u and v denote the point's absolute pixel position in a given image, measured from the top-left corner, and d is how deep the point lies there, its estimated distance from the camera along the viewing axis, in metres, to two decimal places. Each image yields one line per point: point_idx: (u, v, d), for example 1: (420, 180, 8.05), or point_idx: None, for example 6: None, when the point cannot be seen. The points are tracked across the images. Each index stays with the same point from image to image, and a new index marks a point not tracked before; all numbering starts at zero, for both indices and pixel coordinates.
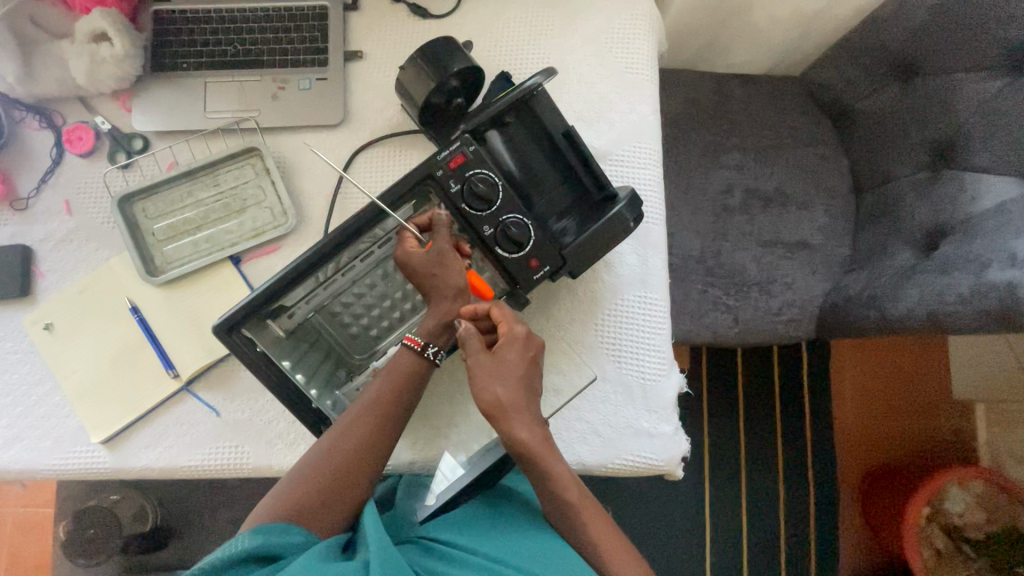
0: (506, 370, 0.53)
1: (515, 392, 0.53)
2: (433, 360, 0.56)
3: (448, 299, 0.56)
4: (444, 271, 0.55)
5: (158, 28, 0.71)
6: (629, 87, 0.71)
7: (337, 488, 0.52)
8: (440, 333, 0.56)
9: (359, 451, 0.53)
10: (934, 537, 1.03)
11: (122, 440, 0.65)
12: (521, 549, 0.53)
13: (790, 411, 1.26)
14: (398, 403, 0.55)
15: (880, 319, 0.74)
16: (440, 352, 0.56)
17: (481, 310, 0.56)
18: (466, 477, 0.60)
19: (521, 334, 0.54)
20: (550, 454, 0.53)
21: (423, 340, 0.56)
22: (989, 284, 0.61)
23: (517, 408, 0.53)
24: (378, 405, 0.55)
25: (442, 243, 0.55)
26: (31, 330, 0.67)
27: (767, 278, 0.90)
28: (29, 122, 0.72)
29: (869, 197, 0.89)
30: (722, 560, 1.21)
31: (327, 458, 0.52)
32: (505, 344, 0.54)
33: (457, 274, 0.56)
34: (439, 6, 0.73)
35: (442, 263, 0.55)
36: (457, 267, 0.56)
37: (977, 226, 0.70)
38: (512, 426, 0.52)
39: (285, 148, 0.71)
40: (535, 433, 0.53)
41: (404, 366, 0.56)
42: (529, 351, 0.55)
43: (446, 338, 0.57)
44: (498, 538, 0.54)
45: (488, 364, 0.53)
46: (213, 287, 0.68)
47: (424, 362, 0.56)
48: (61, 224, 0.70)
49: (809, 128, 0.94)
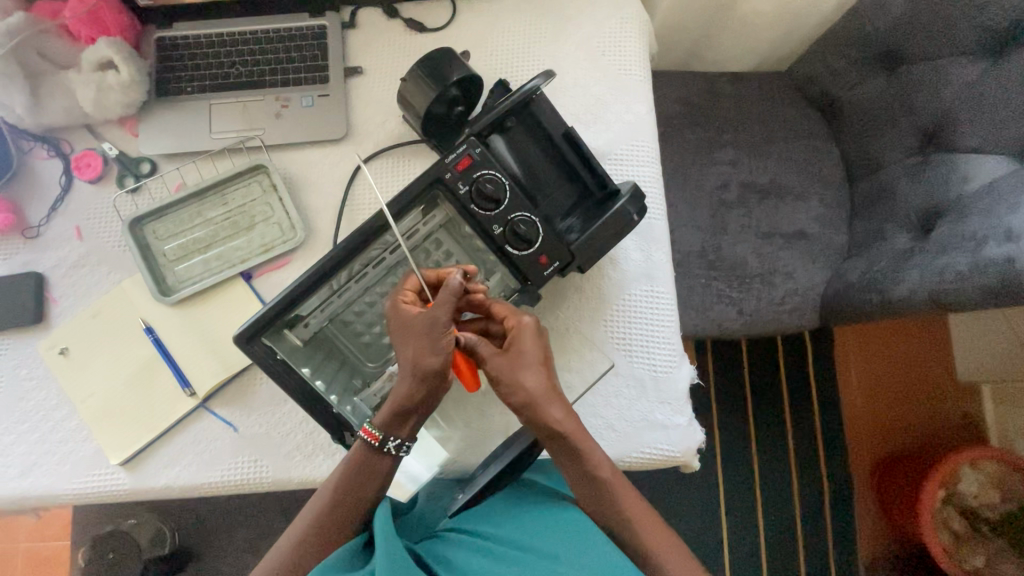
0: (525, 361, 0.53)
1: (540, 381, 0.53)
2: (395, 453, 0.54)
3: (418, 388, 0.51)
4: (419, 347, 0.51)
5: (163, 55, 0.73)
6: (623, 88, 0.73)
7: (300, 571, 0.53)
8: (398, 424, 0.53)
9: (325, 543, 0.53)
10: (950, 520, 1.04)
11: (141, 461, 0.66)
12: (547, 535, 0.52)
13: (798, 402, 1.26)
14: (360, 497, 0.54)
15: (882, 302, 0.75)
16: (401, 445, 0.54)
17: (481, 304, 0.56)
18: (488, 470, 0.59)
19: (529, 325, 0.54)
20: (582, 438, 0.54)
21: (381, 434, 0.53)
22: (986, 261, 0.62)
23: (544, 395, 0.53)
24: (344, 493, 0.54)
25: (441, 314, 0.50)
26: (47, 357, 0.67)
27: (768, 269, 0.91)
28: (37, 151, 0.73)
29: (863, 184, 0.91)
30: (742, 557, 1.21)
31: (297, 549, 0.53)
32: (518, 338, 0.54)
33: (434, 356, 0.51)
34: (434, 21, 0.76)
35: (433, 334, 0.51)
36: (433, 345, 0.51)
37: (969, 205, 0.71)
38: (544, 410, 0.52)
39: (290, 164, 0.73)
40: (568, 415, 0.53)
41: (362, 458, 0.54)
42: (542, 341, 0.55)
43: (405, 429, 0.54)
44: (522, 525, 0.54)
45: (507, 367, 0.52)
46: (226, 303, 0.69)
47: (387, 455, 0.54)
48: (72, 249, 0.71)
49: (799, 120, 0.96)
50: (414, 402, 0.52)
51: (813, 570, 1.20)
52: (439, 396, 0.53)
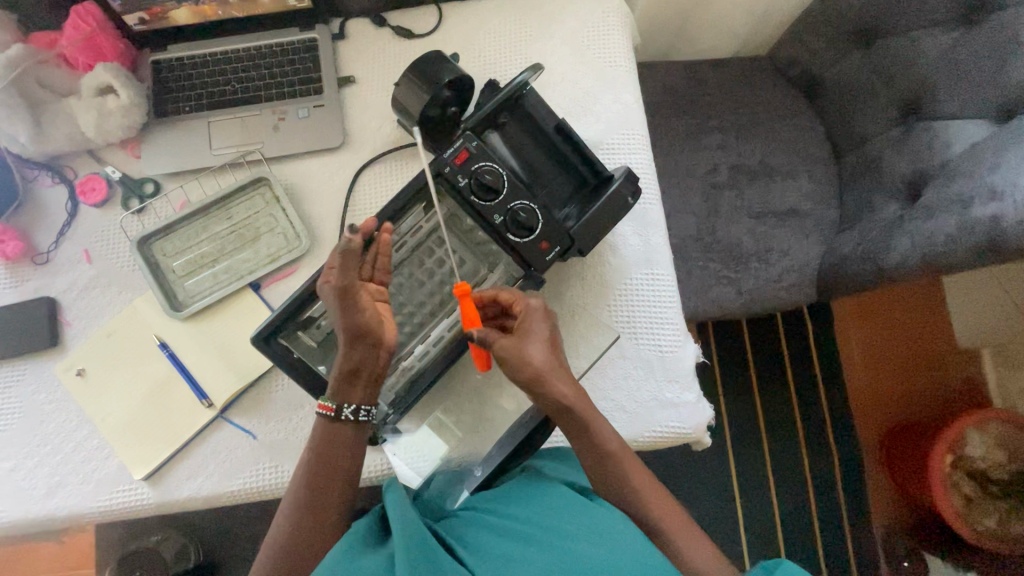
0: (532, 340, 0.55)
1: (546, 355, 0.55)
2: (355, 419, 0.55)
3: (356, 349, 0.54)
4: (336, 314, 0.53)
5: (159, 77, 0.75)
6: (610, 79, 0.75)
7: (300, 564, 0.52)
8: (350, 391, 0.55)
9: (317, 523, 0.53)
10: (961, 483, 1.05)
11: (162, 475, 0.66)
12: (571, 513, 0.51)
13: (803, 379, 1.28)
14: (339, 470, 0.55)
15: (876, 271, 0.77)
16: (357, 409, 0.55)
17: (488, 297, 0.59)
18: (502, 449, 0.61)
19: (537, 306, 0.57)
20: (592, 414, 0.55)
21: (336, 404, 0.55)
22: (972, 221, 0.64)
23: (551, 369, 0.54)
24: (324, 460, 0.54)
25: (342, 279, 0.53)
26: (64, 379, 0.69)
27: (764, 247, 0.93)
28: (41, 179, 0.75)
29: (850, 158, 0.93)
30: (759, 536, 1.22)
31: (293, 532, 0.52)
32: (525, 319, 0.56)
33: (348, 315, 0.53)
34: (421, 27, 0.78)
35: (344, 300, 0.53)
36: (343, 308, 0.53)
37: (953, 169, 0.73)
38: (555, 387, 0.54)
39: (291, 175, 0.74)
40: (576, 391, 0.55)
41: (323, 429, 0.55)
42: (547, 321, 0.57)
43: (358, 394, 0.55)
44: (545, 504, 0.52)
45: (514, 343, 0.54)
46: (237, 314, 0.71)
47: (347, 423, 0.55)
48: (82, 272, 0.72)
49: (783, 100, 0.98)
50: (358, 363, 0.54)
51: (829, 543, 1.22)
52: (382, 355, 0.55)
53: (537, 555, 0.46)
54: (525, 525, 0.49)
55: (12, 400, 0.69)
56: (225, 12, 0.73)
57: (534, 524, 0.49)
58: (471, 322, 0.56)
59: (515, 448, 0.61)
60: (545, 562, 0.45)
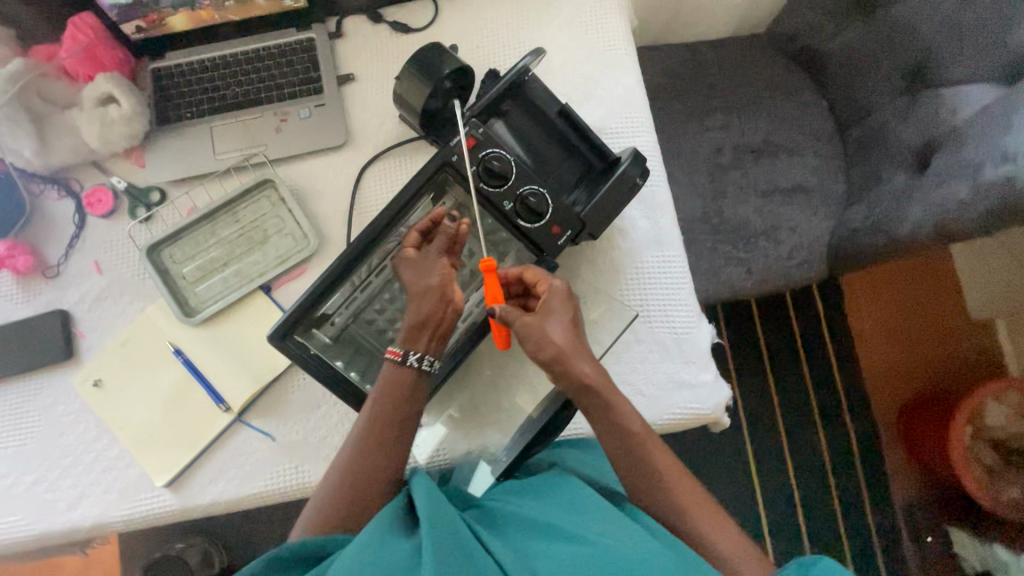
0: (555, 319, 0.55)
1: (567, 335, 0.55)
2: (419, 367, 0.55)
3: (428, 300, 0.56)
4: (415, 275, 0.57)
5: (159, 85, 0.75)
6: (610, 62, 0.74)
7: (358, 503, 0.53)
8: (416, 338, 0.56)
9: (376, 470, 0.53)
10: (981, 454, 1.05)
11: (183, 481, 0.66)
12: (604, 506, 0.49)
13: (816, 357, 1.27)
14: (399, 416, 0.55)
15: (889, 242, 0.77)
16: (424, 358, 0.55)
17: (513, 275, 0.60)
18: (525, 435, 0.62)
19: (560, 287, 0.57)
20: (613, 394, 0.55)
21: (403, 349, 0.55)
22: (986, 184, 0.63)
23: (573, 349, 0.54)
24: (387, 409, 0.55)
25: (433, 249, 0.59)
26: (81, 390, 0.69)
27: (772, 226, 0.92)
28: (48, 193, 0.75)
29: (855, 131, 0.92)
30: (780, 518, 1.21)
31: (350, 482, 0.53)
32: (546, 299, 0.57)
33: (434, 274, 0.57)
34: (417, 21, 0.78)
35: (430, 266, 0.58)
36: (424, 270, 0.57)
37: (962, 135, 0.72)
38: (575, 365, 0.53)
39: (295, 175, 0.74)
40: (597, 370, 0.54)
41: (388, 378, 0.55)
42: (570, 302, 0.57)
43: (424, 343, 0.56)
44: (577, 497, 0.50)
45: (536, 321, 0.54)
46: (249, 317, 0.71)
47: (410, 370, 0.55)
48: (93, 283, 0.72)
49: (784, 77, 0.98)
50: (426, 314, 0.56)
51: (851, 521, 1.21)
52: (449, 312, 0.57)
53: (567, 551, 0.44)
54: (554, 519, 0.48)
55: (30, 414, 0.69)
56: (222, 16, 0.73)
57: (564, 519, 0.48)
58: (494, 298, 0.57)
59: (538, 433, 0.61)
60: (576, 555, 0.43)
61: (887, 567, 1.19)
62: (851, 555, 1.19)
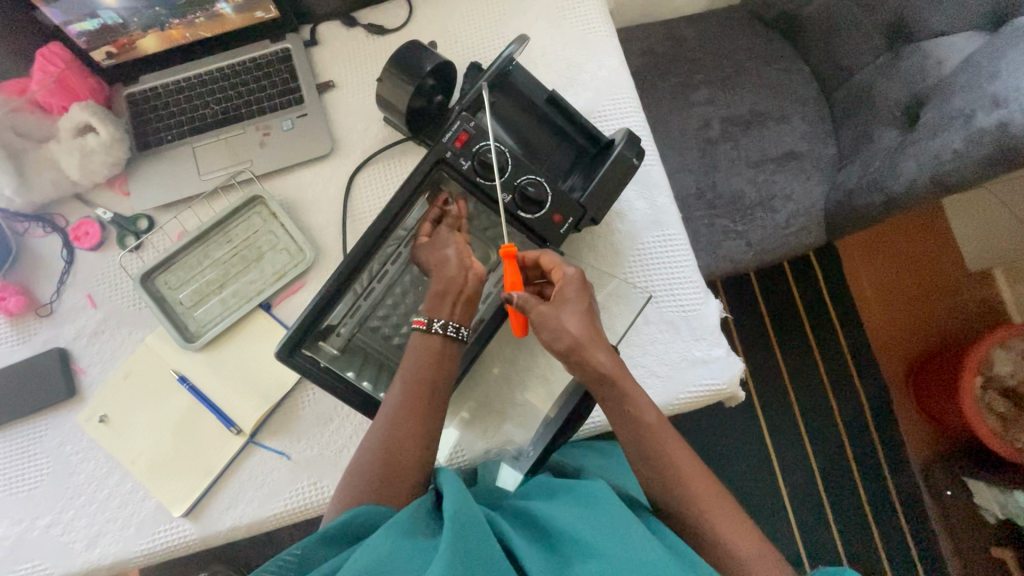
0: (568, 308, 0.54)
1: (582, 324, 0.54)
2: (444, 332, 0.56)
3: (449, 266, 0.59)
4: (433, 250, 0.61)
5: (136, 110, 0.74)
6: (592, 45, 0.73)
7: (394, 478, 0.51)
8: (441, 307, 0.57)
9: (411, 434, 0.53)
10: (994, 403, 1.04)
11: (202, 508, 0.65)
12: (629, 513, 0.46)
13: (820, 324, 1.27)
14: (431, 383, 0.55)
15: (886, 199, 0.76)
16: (447, 324, 0.57)
17: (530, 260, 0.59)
18: (549, 429, 0.59)
19: (574, 274, 0.56)
20: (629, 380, 0.54)
21: (428, 318, 0.57)
22: (979, 132, 0.63)
23: (590, 337, 0.53)
24: (422, 376, 0.55)
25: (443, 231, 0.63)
26: (88, 427, 0.67)
27: (767, 195, 0.91)
28: (34, 231, 0.74)
29: (840, 93, 0.92)
30: (800, 487, 1.21)
31: (385, 452, 0.52)
32: (561, 289, 0.56)
33: (449, 245, 0.61)
34: (393, 21, 0.76)
35: (444, 241, 0.62)
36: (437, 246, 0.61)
37: (950, 86, 0.72)
38: (589, 354, 0.53)
39: (284, 189, 0.73)
40: (613, 358, 0.53)
41: (417, 347, 0.57)
42: (584, 288, 0.56)
43: (449, 311, 0.57)
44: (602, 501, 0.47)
45: (549, 311, 0.54)
46: (252, 336, 0.69)
47: (436, 337, 0.56)
48: (89, 317, 0.71)
49: (764, 45, 0.97)
50: (448, 280, 0.58)
51: (870, 483, 1.21)
52: (469, 278, 0.59)
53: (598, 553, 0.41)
54: (579, 523, 0.45)
55: (38, 457, 0.67)
56: (194, 34, 0.72)
57: (588, 523, 0.45)
58: (513, 285, 0.56)
59: (560, 428, 0.58)
60: (600, 561, 0.41)
61: (910, 526, 1.19)
62: (873, 517, 1.20)
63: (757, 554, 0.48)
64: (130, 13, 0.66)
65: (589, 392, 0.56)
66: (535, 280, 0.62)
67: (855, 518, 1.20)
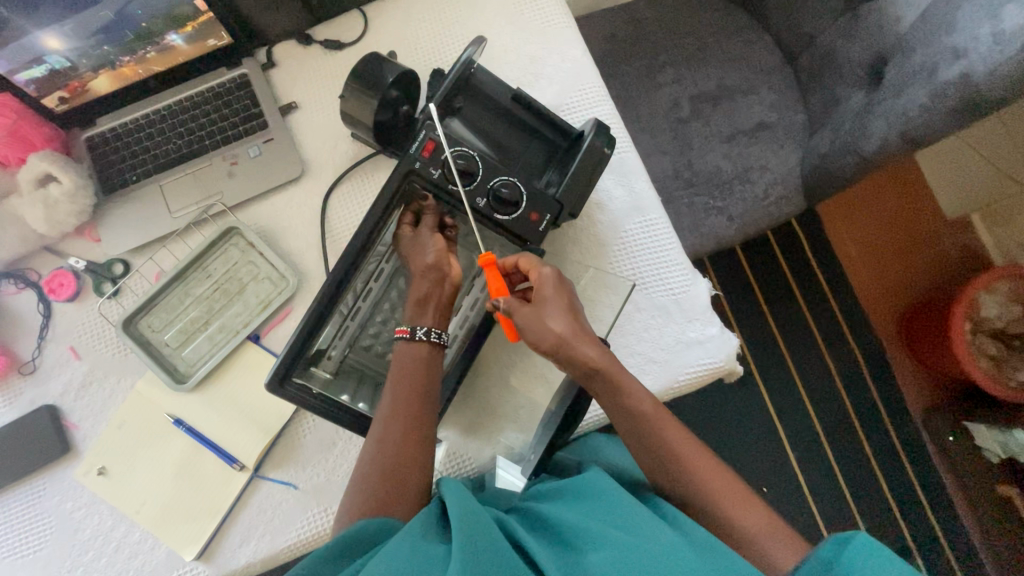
0: (550, 308, 0.54)
1: (566, 321, 0.54)
2: (429, 339, 0.57)
3: (432, 274, 0.59)
4: (416, 253, 0.60)
5: (96, 153, 0.72)
6: (553, 38, 0.73)
7: (394, 492, 0.50)
8: (422, 313, 0.58)
9: (405, 447, 0.53)
10: (985, 346, 1.06)
11: (213, 549, 0.64)
12: (635, 503, 0.46)
13: (809, 288, 1.28)
14: (421, 394, 0.55)
15: (860, 160, 0.76)
16: (430, 330, 0.57)
17: (510, 265, 0.59)
18: (547, 430, 0.59)
19: (550, 273, 0.56)
20: (621, 375, 0.53)
21: (411, 326, 0.57)
22: (943, 85, 0.63)
23: (576, 336, 0.53)
24: (408, 386, 0.55)
25: (426, 226, 0.62)
26: (87, 481, 0.66)
27: (743, 168, 0.92)
28: (5, 288, 0.72)
29: (804, 59, 0.92)
30: (806, 450, 1.23)
31: (382, 469, 0.51)
32: (539, 288, 0.55)
33: (428, 249, 0.60)
34: (349, 33, 0.75)
35: (419, 242, 0.61)
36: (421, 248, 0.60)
37: (909, 41, 0.72)
38: (578, 352, 0.52)
39: (259, 217, 0.72)
40: (603, 354, 0.53)
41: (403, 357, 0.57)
42: (564, 287, 0.56)
43: (431, 318, 0.58)
44: (608, 495, 0.47)
45: (532, 312, 0.54)
46: (244, 370, 0.68)
47: (423, 344, 0.57)
48: (74, 370, 0.69)
49: (724, 19, 0.98)
50: (428, 287, 0.59)
51: (873, 437, 1.23)
52: (447, 288, 0.60)
53: (611, 547, 0.41)
54: (586, 517, 0.45)
55: (39, 518, 0.66)
56: (146, 69, 0.70)
57: (596, 518, 0.45)
58: (498, 291, 0.56)
59: (559, 426, 0.57)
60: (612, 554, 0.40)
61: (915, 474, 1.21)
62: (881, 472, 1.21)
63: (767, 531, 0.49)
64: (77, 54, 0.64)
65: (581, 388, 0.56)
66: (516, 283, 0.62)
67: (863, 473, 1.22)
